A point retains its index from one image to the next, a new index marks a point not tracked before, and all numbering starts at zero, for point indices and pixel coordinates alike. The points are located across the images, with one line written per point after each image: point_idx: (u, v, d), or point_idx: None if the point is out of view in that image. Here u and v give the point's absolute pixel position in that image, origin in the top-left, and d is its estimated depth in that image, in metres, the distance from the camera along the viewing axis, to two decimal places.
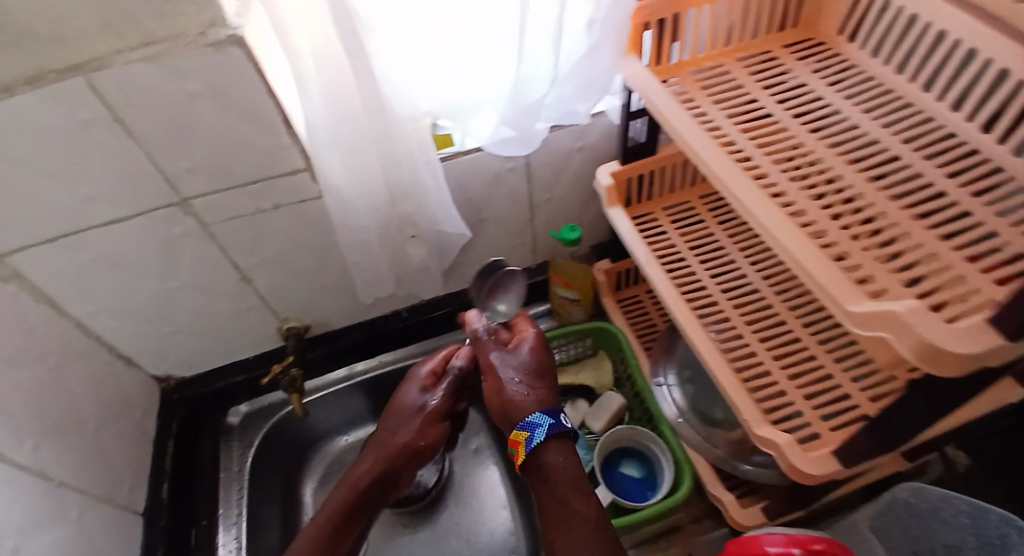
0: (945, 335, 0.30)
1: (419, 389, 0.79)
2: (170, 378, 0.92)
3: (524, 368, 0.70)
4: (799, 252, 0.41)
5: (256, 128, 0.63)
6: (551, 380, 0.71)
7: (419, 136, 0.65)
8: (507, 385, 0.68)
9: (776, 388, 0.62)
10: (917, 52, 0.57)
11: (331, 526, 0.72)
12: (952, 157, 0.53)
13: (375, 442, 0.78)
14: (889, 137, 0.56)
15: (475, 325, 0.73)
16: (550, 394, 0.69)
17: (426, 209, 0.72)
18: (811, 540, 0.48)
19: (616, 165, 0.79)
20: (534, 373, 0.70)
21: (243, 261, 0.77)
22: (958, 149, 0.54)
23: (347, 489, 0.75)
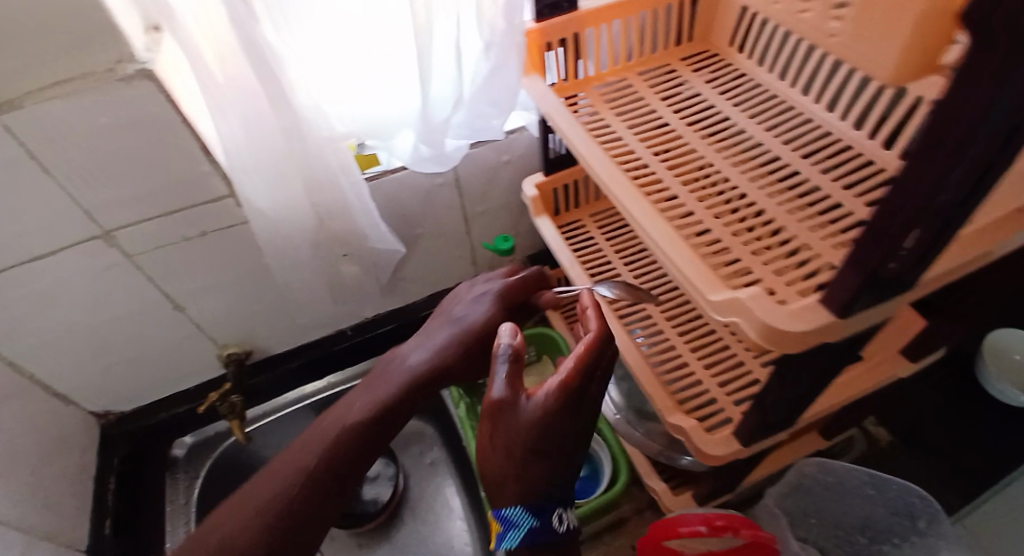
0: (779, 315, 0.34)
1: (483, 301, 0.65)
2: (109, 413, 0.90)
3: (525, 434, 0.50)
4: (671, 251, 0.44)
5: (174, 158, 0.64)
6: (554, 453, 0.51)
7: (340, 158, 0.67)
8: (497, 445, 0.52)
9: (694, 378, 0.65)
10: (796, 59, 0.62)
11: (352, 443, 0.57)
12: (825, 155, 0.58)
13: (423, 341, 0.65)
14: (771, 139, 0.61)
15: (503, 343, 0.51)
16: (542, 475, 0.52)
17: (354, 229, 0.74)
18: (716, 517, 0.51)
19: (541, 177, 0.82)
20: (534, 447, 0.50)
21: (173, 289, 0.77)
22: (830, 148, 0.59)
23: (379, 394, 0.60)
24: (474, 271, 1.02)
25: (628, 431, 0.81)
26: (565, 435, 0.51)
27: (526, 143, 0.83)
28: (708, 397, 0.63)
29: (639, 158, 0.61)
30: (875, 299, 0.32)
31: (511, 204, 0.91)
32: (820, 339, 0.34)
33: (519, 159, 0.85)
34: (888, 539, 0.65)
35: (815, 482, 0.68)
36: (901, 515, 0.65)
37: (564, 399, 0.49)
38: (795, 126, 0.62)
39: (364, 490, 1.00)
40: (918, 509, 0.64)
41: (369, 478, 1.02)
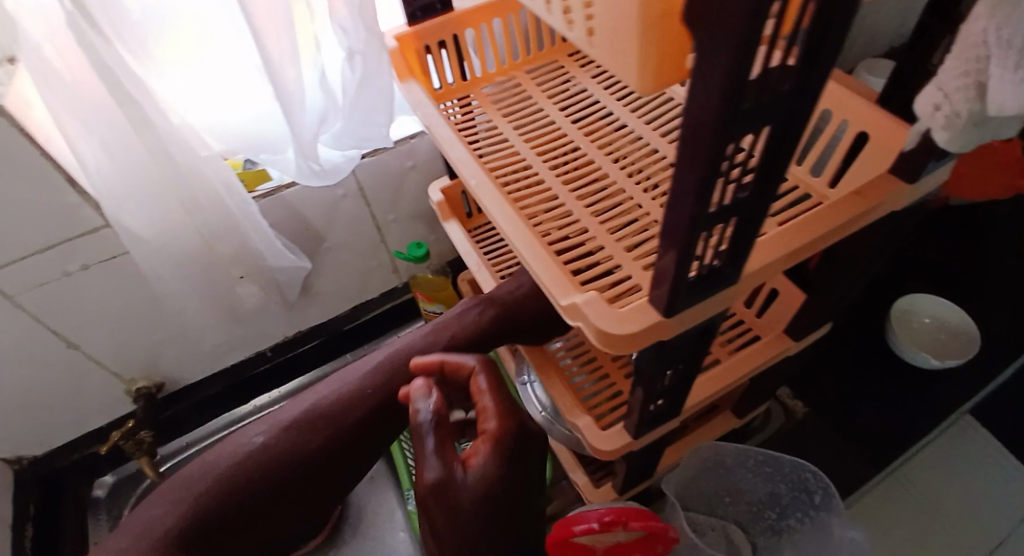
0: (608, 319, 0.33)
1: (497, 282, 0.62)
2: (21, 459, 0.86)
3: (473, 506, 0.41)
4: (531, 256, 0.43)
5: (39, 192, 0.61)
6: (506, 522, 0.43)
7: (222, 177, 0.64)
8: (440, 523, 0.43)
9: (601, 371, 0.66)
10: None
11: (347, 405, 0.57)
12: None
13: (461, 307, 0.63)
14: (650, 132, 0.56)
15: (419, 407, 0.44)
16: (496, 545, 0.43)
17: (246, 250, 0.72)
18: (613, 513, 0.51)
19: (446, 181, 0.80)
20: (486, 517, 0.42)
21: (63, 326, 0.74)
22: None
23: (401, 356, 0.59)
24: (399, 279, 1.01)
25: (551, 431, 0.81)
26: (512, 495, 0.43)
27: (429, 148, 0.81)
28: (614, 388, 0.64)
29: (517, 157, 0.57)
30: (697, 296, 0.33)
31: (423, 210, 0.90)
32: (651, 339, 0.34)
33: (424, 164, 0.83)
34: (791, 513, 0.69)
35: (718, 463, 0.69)
36: (800, 491, 0.67)
37: (503, 458, 0.43)
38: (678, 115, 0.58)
39: None
40: (812, 484, 0.66)
41: None
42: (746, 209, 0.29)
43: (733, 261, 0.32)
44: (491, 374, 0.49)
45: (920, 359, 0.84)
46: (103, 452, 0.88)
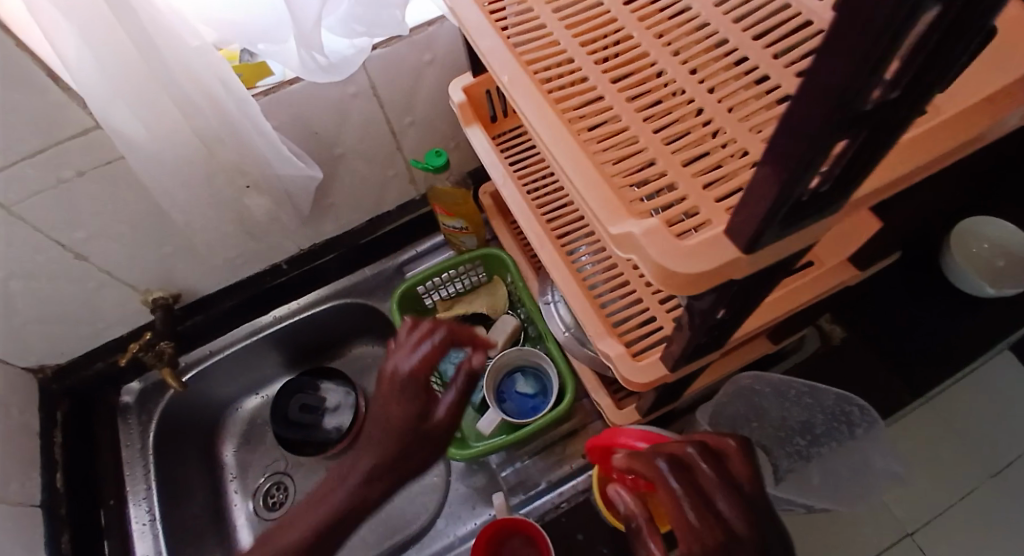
0: (674, 257, 0.28)
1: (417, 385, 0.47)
2: (46, 368, 0.87)
3: None
4: (574, 171, 0.37)
5: (17, 89, 0.54)
6: None
7: (217, 72, 0.56)
8: None
9: (634, 297, 0.62)
10: None
11: None
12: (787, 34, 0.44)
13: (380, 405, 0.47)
14: (719, 17, 0.46)
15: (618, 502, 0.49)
16: None
17: (251, 156, 0.66)
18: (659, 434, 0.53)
19: (469, 78, 0.71)
20: None
21: (70, 238, 0.71)
22: (791, 24, 0.44)
23: (325, 508, 0.46)
24: (416, 189, 0.95)
25: (574, 352, 0.79)
26: None
27: (451, 38, 0.72)
28: (647, 314, 0.60)
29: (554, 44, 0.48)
30: (791, 227, 0.27)
31: (442, 113, 0.82)
32: (722, 278, 0.29)
33: (445, 57, 0.74)
34: (826, 443, 0.65)
35: (755, 392, 0.66)
36: (838, 421, 0.65)
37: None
38: None
39: (327, 420, 0.99)
40: (855, 416, 0.65)
41: (330, 408, 1.00)
42: (885, 121, 0.22)
43: (842, 182, 0.26)
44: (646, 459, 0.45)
45: (971, 285, 0.79)
46: (124, 363, 0.88)
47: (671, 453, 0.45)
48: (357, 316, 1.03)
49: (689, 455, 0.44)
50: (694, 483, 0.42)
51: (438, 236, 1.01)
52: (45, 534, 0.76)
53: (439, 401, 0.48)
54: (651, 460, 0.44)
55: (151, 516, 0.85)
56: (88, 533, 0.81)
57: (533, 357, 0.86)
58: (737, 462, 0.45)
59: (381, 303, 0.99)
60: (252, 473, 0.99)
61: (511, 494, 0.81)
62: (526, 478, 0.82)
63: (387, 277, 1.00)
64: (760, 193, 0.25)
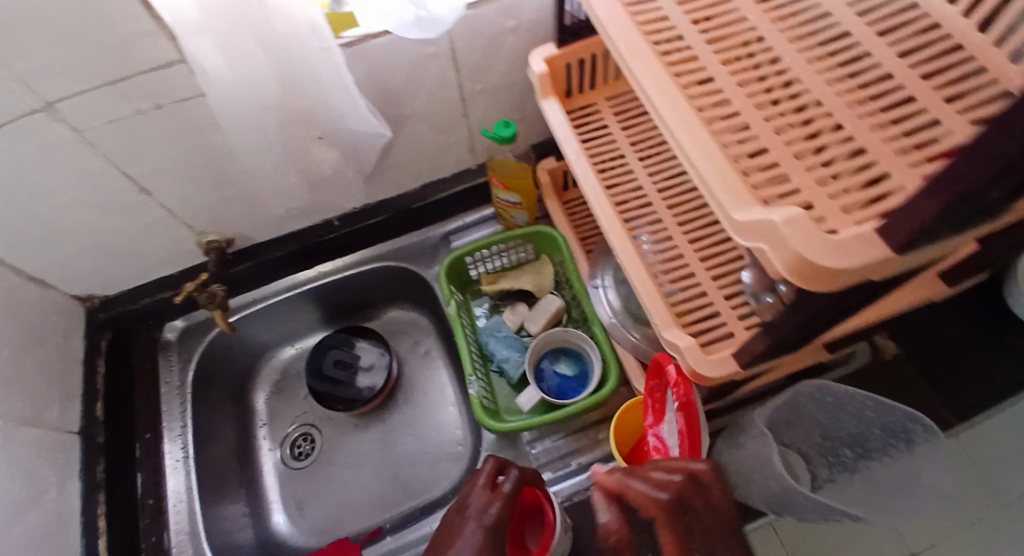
0: (809, 246, 0.28)
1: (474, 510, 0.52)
2: (94, 297, 0.89)
3: None
4: (695, 151, 0.36)
5: (109, 16, 0.53)
6: None
7: (305, 17, 0.55)
8: None
9: (699, 289, 0.61)
10: None
11: None
12: (911, 31, 0.42)
13: None
14: (843, 10, 0.44)
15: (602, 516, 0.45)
16: None
17: (328, 106, 0.65)
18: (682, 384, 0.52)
19: (552, 49, 0.70)
20: None
21: (136, 170, 0.71)
22: (919, 25, 0.42)
23: None
24: (473, 159, 0.94)
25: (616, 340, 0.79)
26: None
27: (538, 6, 0.69)
28: (712, 309, 0.59)
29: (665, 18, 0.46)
30: (948, 233, 0.25)
31: (514, 84, 0.81)
32: (863, 276, 0.28)
33: (528, 26, 0.72)
34: (878, 457, 0.64)
35: (811, 402, 0.65)
36: (896, 438, 0.63)
37: None
38: None
39: (360, 378, 1.00)
40: (917, 434, 0.61)
41: (364, 367, 1.01)
42: None
43: (1014, 194, 0.24)
44: (639, 489, 0.44)
45: None
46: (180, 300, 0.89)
47: (661, 482, 0.44)
48: (397, 280, 1.03)
49: (676, 485, 0.44)
50: (685, 519, 0.42)
51: (487, 210, 1.01)
52: (81, 459, 0.78)
53: (487, 525, 0.51)
54: (645, 490, 0.44)
55: (185, 452, 0.87)
56: (122, 460, 0.82)
57: (575, 340, 0.86)
58: (721, 494, 0.44)
59: (424, 269, 0.99)
60: (282, 423, 1.01)
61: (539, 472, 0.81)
62: (556, 457, 0.81)
63: (432, 245, 1.00)
64: (926, 197, 0.24)
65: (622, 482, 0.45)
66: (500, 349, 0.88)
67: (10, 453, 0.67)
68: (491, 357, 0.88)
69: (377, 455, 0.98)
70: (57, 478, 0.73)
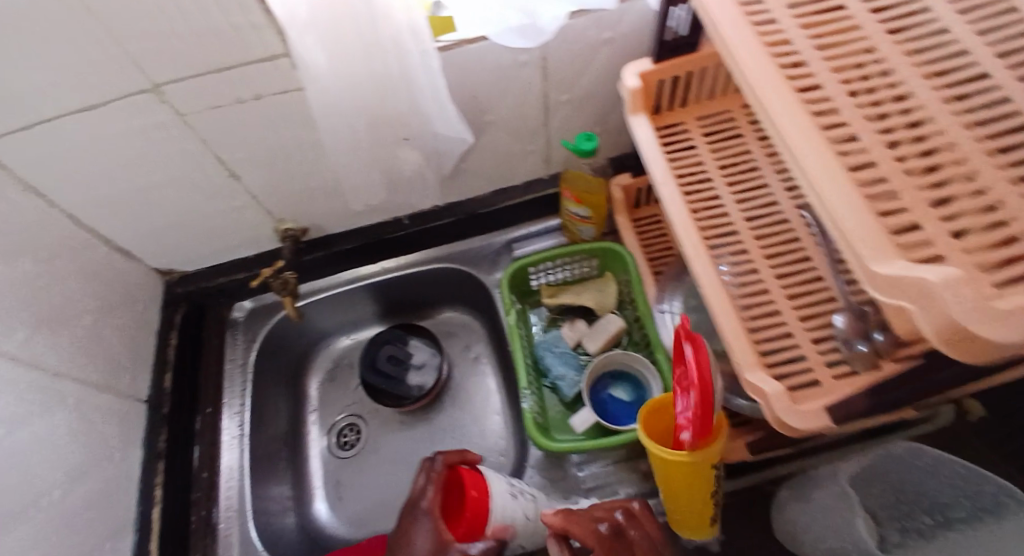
0: (965, 313, 0.26)
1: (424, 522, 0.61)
2: (173, 272, 0.93)
3: None
4: (825, 195, 0.35)
5: (225, 9, 0.55)
6: None
7: (408, 19, 0.55)
8: None
9: (784, 329, 0.59)
10: None
11: None
12: None
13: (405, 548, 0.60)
14: (979, 46, 0.40)
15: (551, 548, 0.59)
16: None
17: (417, 108, 0.66)
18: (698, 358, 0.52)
19: (647, 65, 0.68)
20: None
21: (229, 157, 0.73)
22: None
23: None
24: (546, 169, 0.93)
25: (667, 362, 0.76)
26: None
27: (637, 18, 0.68)
28: (797, 352, 0.57)
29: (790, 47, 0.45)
30: None
31: (600, 96, 0.79)
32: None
33: (624, 37, 0.70)
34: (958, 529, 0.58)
35: (893, 462, 0.61)
36: (982, 510, 0.56)
37: None
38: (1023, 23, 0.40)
39: (411, 376, 1.00)
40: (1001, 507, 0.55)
41: (415, 365, 1.01)
42: None
43: None
44: (582, 525, 0.58)
45: None
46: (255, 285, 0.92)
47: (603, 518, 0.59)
48: (457, 283, 1.03)
49: (616, 520, 0.59)
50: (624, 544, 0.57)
51: (553, 221, 1.00)
52: (145, 425, 0.82)
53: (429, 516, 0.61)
54: (591, 523, 0.58)
55: (241, 430, 0.88)
56: (183, 432, 0.85)
57: (635, 364, 0.83)
58: (647, 522, 0.59)
59: (485, 274, 0.98)
60: (332, 411, 1.02)
61: (585, 496, 0.79)
62: (606, 482, 0.79)
63: (495, 251, 0.99)
64: None
65: (564, 523, 0.58)
66: (555, 364, 0.86)
67: (81, 415, 0.70)
68: (547, 373, 0.86)
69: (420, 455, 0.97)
70: (121, 443, 0.76)
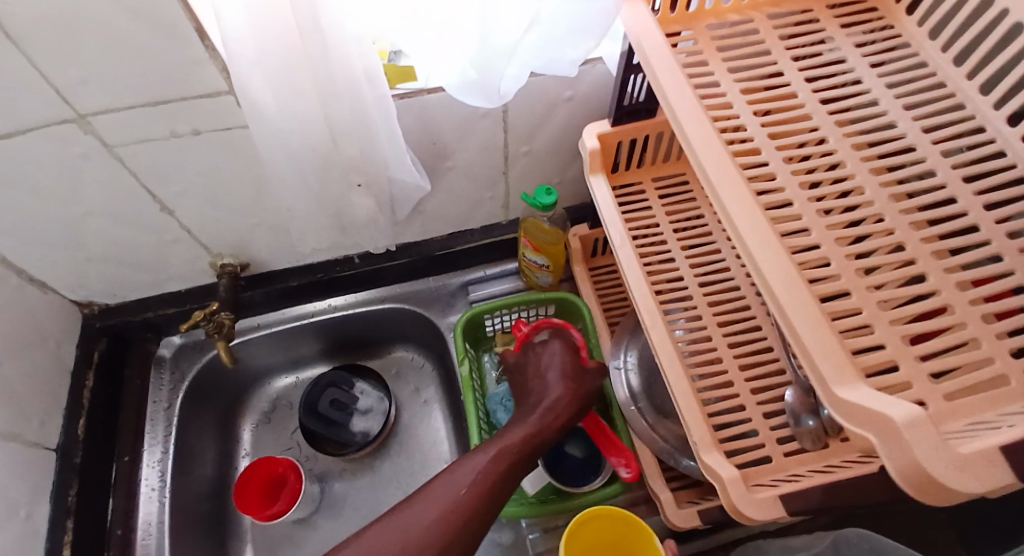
0: (932, 451, 0.25)
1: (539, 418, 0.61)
2: (93, 304, 0.85)
3: None
4: (786, 299, 0.33)
5: (163, 39, 0.50)
6: None
7: (368, 66, 0.53)
8: None
9: (737, 402, 0.59)
10: (1003, 51, 0.42)
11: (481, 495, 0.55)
12: (998, 180, 0.41)
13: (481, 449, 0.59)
14: (925, 148, 0.44)
15: None
16: None
17: (375, 156, 0.63)
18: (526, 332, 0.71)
19: (605, 127, 0.67)
20: None
21: (162, 190, 0.68)
22: (1005, 175, 0.41)
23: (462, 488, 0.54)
24: (505, 216, 0.92)
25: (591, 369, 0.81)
26: None
27: (596, 79, 0.67)
28: (750, 426, 0.57)
29: (749, 139, 0.46)
30: None
31: (560, 148, 0.78)
32: (973, 496, 0.25)
33: (583, 96, 0.70)
34: None
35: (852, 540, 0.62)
36: None
37: None
38: (956, 135, 0.44)
39: (354, 421, 0.94)
40: None
41: (360, 410, 0.95)
42: None
43: None
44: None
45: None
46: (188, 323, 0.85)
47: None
48: (408, 323, 0.99)
49: None
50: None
51: (510, 264, 0.98)
52: (53, 480, 0.73)
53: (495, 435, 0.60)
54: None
55: (161, 482, 0.81)
56: (96, 486, 0.77)
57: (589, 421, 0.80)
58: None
59: (439, 316, 0.95)
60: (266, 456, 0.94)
61: None
62: (556, 546, 0.77)
63: (448, 293, 0.96)
64: None
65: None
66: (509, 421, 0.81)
67: None
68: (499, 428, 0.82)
69: (361, 507, 0.90)
70: (27, 499, 0.68)
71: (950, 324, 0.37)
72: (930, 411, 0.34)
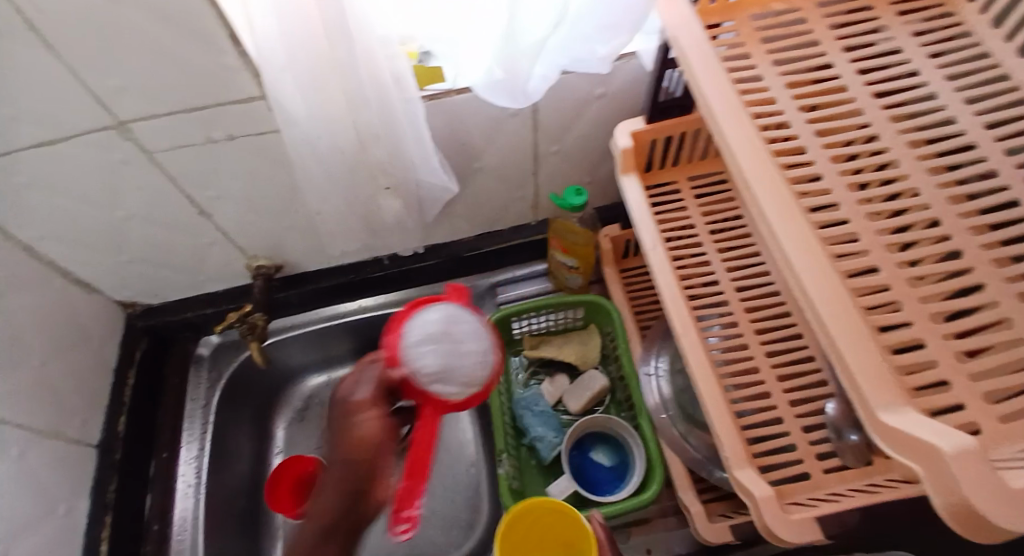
0: (976, 484, 0.23)
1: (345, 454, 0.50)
2: (135, 304, 0.88)
3: None
4: (828, 315, 0.31)
5: (194, 46, 0.51)
6: None
7: (394, 69, 0.53)
8: None
9: (774, 413, 0.56)
10: None
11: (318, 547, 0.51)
12: None
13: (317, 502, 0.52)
14: (987, 146, 0.40)
15: None
16: None
17: (402, 157, 0.63)
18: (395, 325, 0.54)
19: (639, 125, 0.65)
20: None
21: (197, 194, 0.70)
22: None
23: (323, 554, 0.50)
24: (535, 216, 0.91)
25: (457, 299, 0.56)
26: None
27: (629, 76, 0.66)
28: (787, 440, 0.54)
29: (793, 137, 0.43)
30: None
31: (591, 147, 0.77)
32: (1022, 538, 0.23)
33: (616, 93, 0.68)
34: None
35: None
36: None
37: None
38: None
39: None
40: None
41: None
42: None
43: None
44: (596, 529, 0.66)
45: None
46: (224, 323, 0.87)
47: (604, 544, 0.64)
48: None
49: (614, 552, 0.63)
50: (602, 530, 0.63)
51: (540, 265, 0.97)
52: (93, 477, 0.77)
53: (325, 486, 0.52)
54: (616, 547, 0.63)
55: (197, 479, 0.82)
56: (135, 481, 0.80)
57: (618, 429, 0.80)
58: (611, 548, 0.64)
59: None
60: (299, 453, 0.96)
61: None
62: None
63: (477, 295, 0.96)
64: None
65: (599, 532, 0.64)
66: (535, 425, 0.82)
67: (25, 467, 0.65)
68: (525, 432, 0.83)
69: None
70: (68, 495, 0.71)
71: (1006, 340, 0.34)
72: (980, 436, 0.31)
